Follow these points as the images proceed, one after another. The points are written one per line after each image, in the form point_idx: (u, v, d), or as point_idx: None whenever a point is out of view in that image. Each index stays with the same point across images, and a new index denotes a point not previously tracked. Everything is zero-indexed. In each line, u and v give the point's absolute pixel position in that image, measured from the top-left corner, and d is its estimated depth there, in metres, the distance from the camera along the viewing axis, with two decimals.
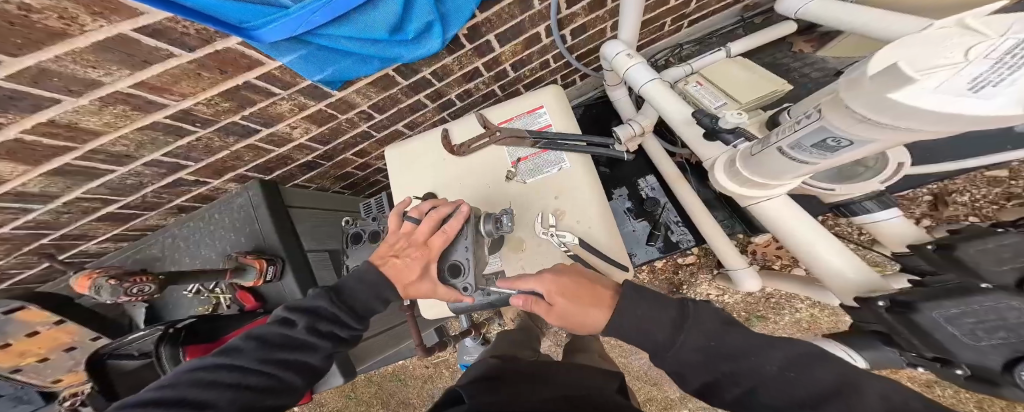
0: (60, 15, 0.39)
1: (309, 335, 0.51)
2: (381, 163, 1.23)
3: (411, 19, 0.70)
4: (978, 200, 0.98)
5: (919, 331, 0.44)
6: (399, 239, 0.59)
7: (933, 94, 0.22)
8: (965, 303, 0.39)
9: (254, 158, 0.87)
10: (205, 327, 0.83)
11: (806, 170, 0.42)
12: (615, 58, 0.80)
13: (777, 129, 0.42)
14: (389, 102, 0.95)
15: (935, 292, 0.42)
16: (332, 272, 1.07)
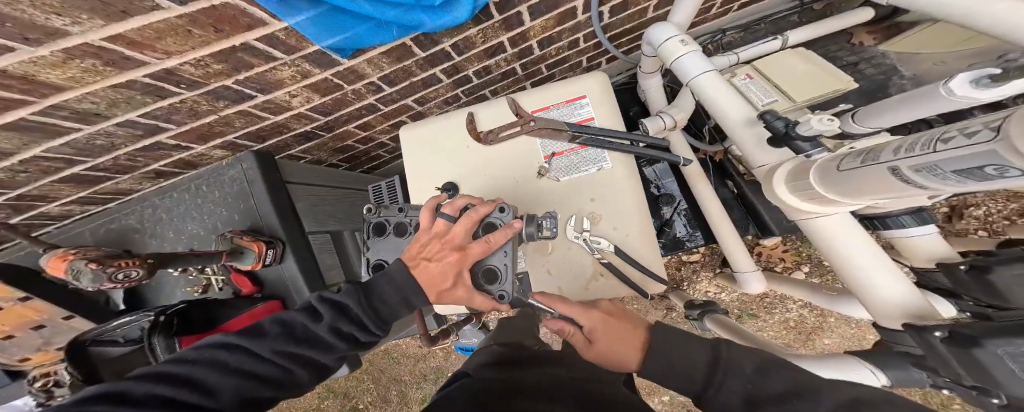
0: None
1: (330, 334, 0.45)
2: (385, 139, 1.13)
3: None
4: (992, 215, 0.99)
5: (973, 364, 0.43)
6: (432, 241, 0.52)
7: None
8: None
9: (246, 124, 0.76)
10: (199, 315, 0.74)
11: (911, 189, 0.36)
12: (665, 44, 0.72)
13: (894, 142, 0.35)
14: (402, 74, 0.85)
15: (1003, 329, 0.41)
16: (337, 255, 1.01)
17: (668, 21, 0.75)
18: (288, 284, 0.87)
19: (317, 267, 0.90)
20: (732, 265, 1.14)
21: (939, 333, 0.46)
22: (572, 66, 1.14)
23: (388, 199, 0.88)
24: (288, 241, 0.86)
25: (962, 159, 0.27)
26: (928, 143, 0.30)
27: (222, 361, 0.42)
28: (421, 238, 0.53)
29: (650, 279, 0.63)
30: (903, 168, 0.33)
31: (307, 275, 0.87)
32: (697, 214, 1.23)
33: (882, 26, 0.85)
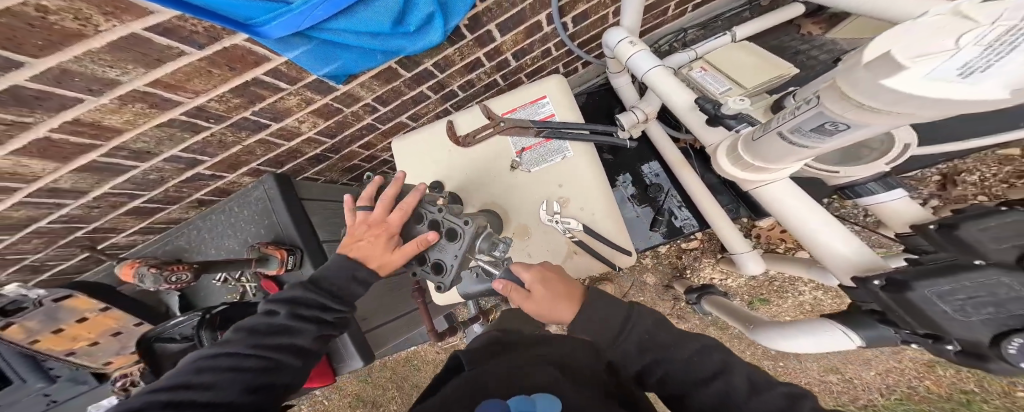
0: (75, 16, 0.40)
1: (291, 319, 0.57)
2: (386, 155, 1.25)
3: (412, 11, 0.71)
4: (988, 179, 0.96)
5: (912, 310, 0.43)
6: (357, 227, 0.65)
7: (927, 77, 0.21)
8: (956, 280, 0.39)
9: (265, 151, 0.89)
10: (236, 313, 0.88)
11: (806, 152, 0.42)
12: (618, 46, 0.81)
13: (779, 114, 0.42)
14: (393, 94, 0.96)
15: (929, 270, 0.42)
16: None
17: (619, 26, 0.83)
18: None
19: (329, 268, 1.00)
20: (728, 248, 1.14)
21: (877, 280, 0.48)
22: (550, 74, 1.22)
23: None
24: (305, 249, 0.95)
25: (811, 119, 0.35)
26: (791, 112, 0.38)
27: (210, 365, 0.51)
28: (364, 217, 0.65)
29: (618, 252, 0.69)
30: (785, 132, 0.39)
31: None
32: (688, 200, 1.26)
33: (822, 18, 0.93)
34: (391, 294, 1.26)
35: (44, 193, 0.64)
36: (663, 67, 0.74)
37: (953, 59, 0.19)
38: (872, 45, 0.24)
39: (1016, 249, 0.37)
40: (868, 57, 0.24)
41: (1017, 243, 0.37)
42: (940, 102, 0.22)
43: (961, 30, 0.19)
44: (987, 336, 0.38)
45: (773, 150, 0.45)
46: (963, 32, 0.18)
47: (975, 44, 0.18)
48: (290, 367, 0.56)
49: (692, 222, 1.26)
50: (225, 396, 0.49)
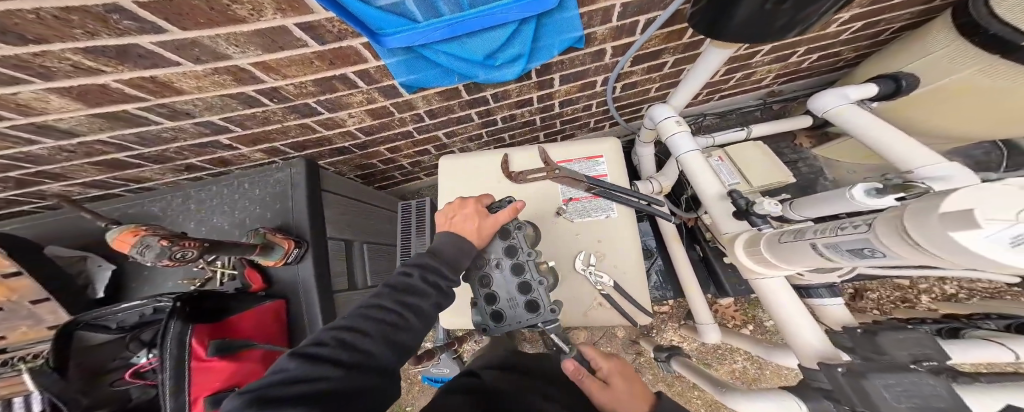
0: (251, 6, 0.41)
1: (419, 281, 0.51)
2: (405, 160, 1.23)
3: (505, 49, 0.76)
4: (883, 299, 1.30)
5: (864, 399, 0.49)
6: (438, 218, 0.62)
7: (987, 237, 0.29)
8: (902, 375, 0.47)
9: (297, 134, 0.82)
10: (211, 301, 0.74)
11: (820, 262, 0.55)
12: (664, 121, 0.97)
13: (813, 228, 0.55)
14: (444, 111, 0.98)
15: (874, 366, 0.50)
16: (345, 265, 1.01)
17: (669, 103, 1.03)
18: (300, 284, 0.91)
19: (323, 270, 0.91)
20: (695, 317, 1.32)
21: (837, 366, 0.58)
22: (581, 125, 1.36)
23: (415, 218, 1.08)
24: (311, 243, 0.89)
25: (853, 242, 0.47)
26: (835, 230, 0.50)
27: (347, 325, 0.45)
28: (463, 218, 0.62)
29: (640, 312, 0.77)
30: (819, 244, 0.52)
31: (319, 278, 0.89)
32: (668, 267, 1.43)
33: (817, 132, 1.18)
34: None
35: (31, 129, 0.52)
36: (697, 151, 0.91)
37: (1012, 228, 0.28)
38: (953, 197, 0.31)
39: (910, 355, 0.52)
40: (945, 207, 0.31)
41: (911, 351, 0.52)
42: (972, 257, 0.30)
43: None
44: None
45: (798, 253, 0.57)
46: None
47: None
48: (416, 328, 0.49)
49: (666, 289, 1.43)
50: (367, 357, 0.43)
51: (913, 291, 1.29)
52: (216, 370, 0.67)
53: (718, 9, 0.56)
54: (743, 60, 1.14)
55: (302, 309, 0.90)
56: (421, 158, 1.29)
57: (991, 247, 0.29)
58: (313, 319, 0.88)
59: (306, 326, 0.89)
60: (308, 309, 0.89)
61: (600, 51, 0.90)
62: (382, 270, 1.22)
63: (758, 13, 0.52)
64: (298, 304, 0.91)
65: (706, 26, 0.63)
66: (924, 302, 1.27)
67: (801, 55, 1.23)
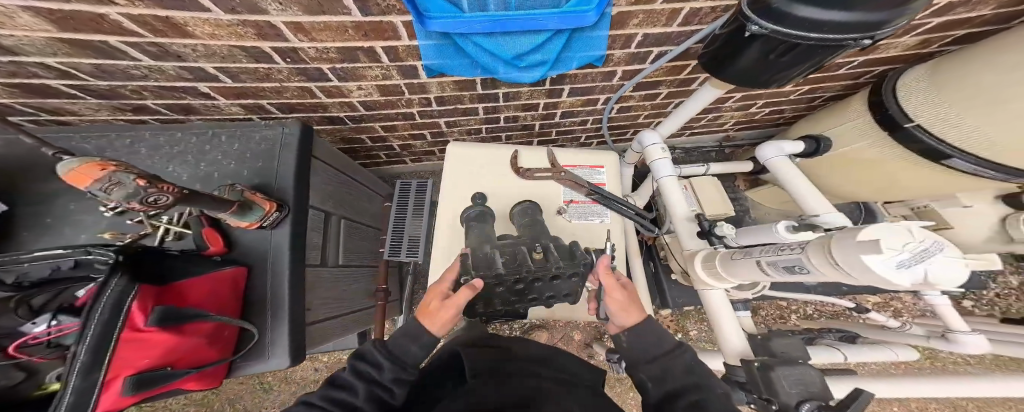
0: None
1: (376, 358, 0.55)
2: (394, 140, 1.23)
3: (531, 52, 0.77)
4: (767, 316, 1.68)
5: (771, 387, 0.75)
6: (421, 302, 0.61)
7: (883, 260, 0.50)
8: (796, 368, 0.75)
9: (293, 96, 0.83)
10: (155, 262, 0.60)
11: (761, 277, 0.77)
12: (651, 147, 1.15)
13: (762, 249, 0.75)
14: (453, 99, 1.00)
15: (779, 362, 0.77)
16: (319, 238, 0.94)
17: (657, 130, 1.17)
18: (270, 252, 0.80)
19: (298, 241, 0.81)
20: None
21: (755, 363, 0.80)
22: (573, 138, 1.47)
23: (412, 201, 0.90)
24: (294, 210, 0.81)
25: (790, 260, 0.69)
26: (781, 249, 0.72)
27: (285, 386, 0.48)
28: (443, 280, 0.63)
29: None
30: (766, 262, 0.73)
31: (294, 248, 0.80)
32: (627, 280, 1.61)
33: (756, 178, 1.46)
34: (343, 288, 1.07)
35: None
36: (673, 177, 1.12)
37: (896, 257, 0.50)
38: (868, 231, 0.52)
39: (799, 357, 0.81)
40: (862, 237, 0.52)
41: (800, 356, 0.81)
42: (870, 273, 0.52)
43: (905, 244, 0.50)
44: (793, 399, 0.72)
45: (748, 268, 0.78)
46: (907, 245, 0.50)
47: (908, 252, 0.50)
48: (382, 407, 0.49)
49: None
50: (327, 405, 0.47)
51: (787, 310, 1.69)
52: (147, 344, 0.53)
53: (730, 50, 0.65)
54: (720, 102, 1.31)
55: (267, 281, 0.78)
56: (413, 142, 1.29)
57: (887, 268, 0.50)
58: (280, 295, 0.77)
59: (270, 302, 0.77)
60: (275, 282, 0.78)
61: (611, 73, 0.96)
62: (354, 249, 1.17)
63: (757, 59, 0.63)
64: (264, 275, 0.79)
65: (715, 61, 0.71)
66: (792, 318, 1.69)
67: (758, 107, 1.46)
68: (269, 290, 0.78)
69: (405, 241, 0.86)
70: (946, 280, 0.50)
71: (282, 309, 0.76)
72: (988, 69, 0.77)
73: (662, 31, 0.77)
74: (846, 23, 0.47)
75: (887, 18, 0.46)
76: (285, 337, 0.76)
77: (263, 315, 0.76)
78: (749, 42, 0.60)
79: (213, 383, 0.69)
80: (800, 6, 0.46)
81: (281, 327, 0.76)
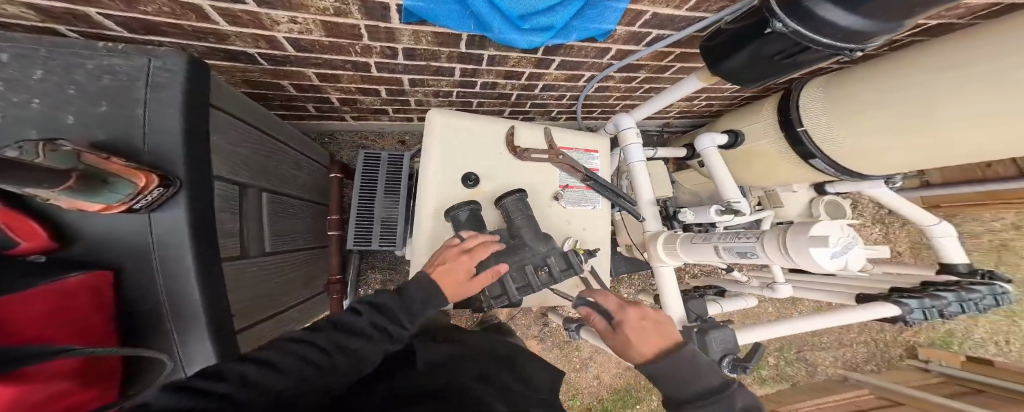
0: None
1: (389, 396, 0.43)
2: (335, 95, 0.97)
3: (540, 13, 0.65)
4: None
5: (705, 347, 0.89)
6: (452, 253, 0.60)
7: (822, 252, 0.68)
8: (724, 330, 0.90)
9: (161, 13, 0.56)
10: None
11: (711, 257, 0.94)
12: (624, 130, 1.17)
13: (718, 234, 0.92)
14: (428, 55, 0.81)
15: (711, 326, 0.92)
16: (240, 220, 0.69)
17: (631, 114, 1.20)
18: (151, 245, 0.50)
19: (208, 232, 0.53)
20: None
21: (693, 327, 0.94)
22: (545, 111, 1.39)
23: (384, 174, 0.72)
24: (188, 185, 0.51)
25: (744, 245, 0.86)
26: (738, 236, 0.89)
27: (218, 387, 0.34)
28: (452, 269, 0.57)
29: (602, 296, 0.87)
30: (723, 247, 0.89)
31: (199, 238, 0.52)
32: None
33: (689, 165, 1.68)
34: (275, 283, 0.84)
35: None
36: (643, 162, 1.18)
37: (830, 249, 0.68)
38: (818, 226, 0.70)
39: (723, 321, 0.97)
40: (814, 232, 0.69)
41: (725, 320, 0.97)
42: (811, 262, 0.70)
43: (839, 235, 0.69)
44: (718, 355, 0.87)
45: (704, 249, 0.93)
46: (841, 236, 0.69)
47: (841, 243, 0.69)
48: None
49: None
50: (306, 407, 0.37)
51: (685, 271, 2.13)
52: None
53: (734, 45, 0.65)
54: None
55: (158, 284, 0.51)
56: (360, 97, 1.02)
57: (824, 258, 0.69)
58: (189, 303, 0.52)
59: (172, 312, 0.51)
60: (176, 287, 0.51)
61: (606, 50, 0.90)
62: (286, 230, 0.92)
63: (757, 60, 0.65)
64: (151, 275, 0.50)
65: (715, 54, 0.70)
66: (687, 277, 2.15)
67: (700, 100, 1.63)
68: (164, 296, 0.51)
69: (377, 227, 0.71)
70: (854, 264, 0.72)
71: (198, 320, 0.52)
72: (871, 90, 0.84)
73: (672, 13, 0.74)
74: (858, 31, 0.50)
75: (883, 32, 0.51)
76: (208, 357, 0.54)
77: (162, 329, 0.51)
78: (759, 38, 0.60)
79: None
80: (830, 6, 0.48)
81: (200, 343, 0.53)
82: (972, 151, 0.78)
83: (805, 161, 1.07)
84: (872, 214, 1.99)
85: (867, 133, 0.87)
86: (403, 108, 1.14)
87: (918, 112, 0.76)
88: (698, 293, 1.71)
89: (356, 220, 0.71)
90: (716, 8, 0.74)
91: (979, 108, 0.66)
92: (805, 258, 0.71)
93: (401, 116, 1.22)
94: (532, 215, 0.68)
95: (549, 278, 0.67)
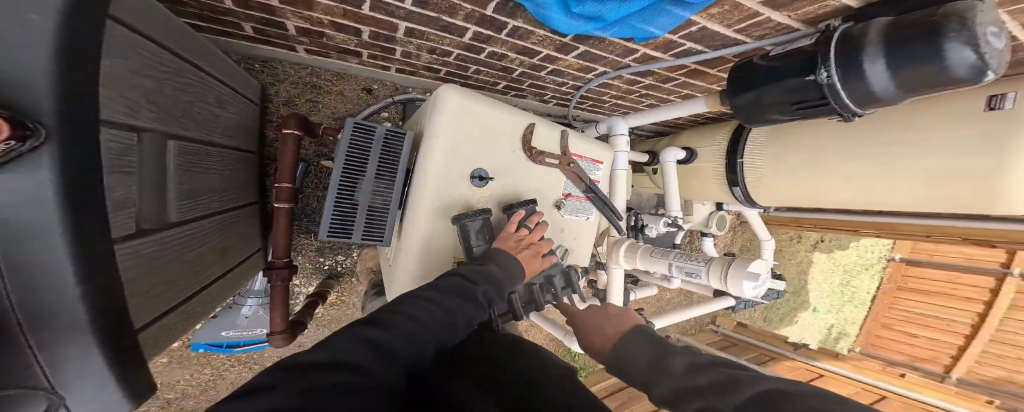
0: None
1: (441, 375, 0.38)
2: (291, 19, 0.71)
3: (596, 1, 0.58)
4: None
5: None
6: (526, 241, 0.63)
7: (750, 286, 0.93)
8: None
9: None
10: None
11: (662, 269, 1.08)
12: (616, 136, 1.18)
13: (676, 253, 1.05)
14: (443, 7, 0.64)
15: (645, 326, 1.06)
16: (148, 183, 0.48)
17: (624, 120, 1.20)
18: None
19: (100, 217, 0.32)
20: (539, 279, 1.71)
21: None
22: (540, 94, 1.31)
23: (378, 151, 0.58)
24: (63, 136, 0.26)
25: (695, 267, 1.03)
26: (690, 258, 1.05)
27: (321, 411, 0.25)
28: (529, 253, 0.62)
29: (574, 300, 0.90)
30: (676, 265, 1.04)
31: (81, 212, 0.28)
32: None
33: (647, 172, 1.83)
34: (184, 260, 0.61)
35: None
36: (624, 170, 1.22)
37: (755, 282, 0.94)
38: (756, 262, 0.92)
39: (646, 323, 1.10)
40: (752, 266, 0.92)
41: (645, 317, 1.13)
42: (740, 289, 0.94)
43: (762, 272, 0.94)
44: None
45: (659, 263, 1.08)
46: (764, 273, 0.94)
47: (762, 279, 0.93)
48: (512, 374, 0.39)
49: None
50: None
51: None
52: None
53: (761, 80, 0.65)
54: None
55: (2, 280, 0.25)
56: (329, 33, 0.77)
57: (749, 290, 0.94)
58: (72, 309, 0.28)
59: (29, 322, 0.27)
60: (36, 287, 0.26)
61: (633, 52, 0.85)
62: (200, 189, 0.67)
63: (772, 102, 0.65)
64: None
65: (738, 82, 0.70)
66: None
67: None
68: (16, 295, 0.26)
69: (361, 216, 0.58)
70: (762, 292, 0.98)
71: (86, 332, 0.29)
72: (812, 130, 0.96)
73: (717, 31, 0.71)
74: (877, 98, 0.53)
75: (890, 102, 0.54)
76: (102, 383, 0.32)
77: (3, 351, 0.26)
78: (790, 78, 0.60)
79: None
80: (879, 66, 0.49)
81: (85, 367, 0.30)
82: (838, 202, 0.99)
83: (727, 185, 1.25)
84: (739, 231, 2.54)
85: (792, 164, 1.01)
86: (378, 55, 0.93)
87: (840, 156, 0.90)
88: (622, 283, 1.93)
89: (334, 204, 0.56)
90: (755, 35, 0.73)
91: (875, 159, 0.84)
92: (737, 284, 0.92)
93: (375, 62, 1.00)
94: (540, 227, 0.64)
95: (553, 296, 0.70)
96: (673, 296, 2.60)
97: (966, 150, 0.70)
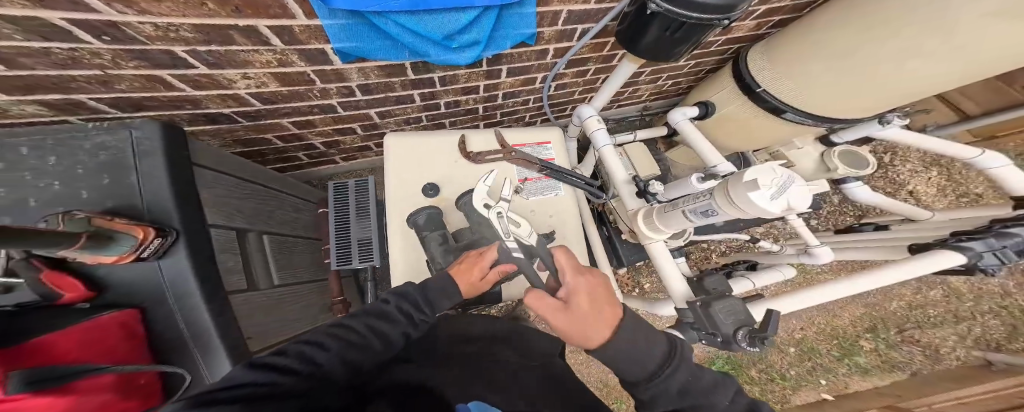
0: None
1: (383, 324, 0.50)
2: (314, 140, 1.09)
3: (462, 32, 0.73)
4: (694, 259, 2.04)
5: (711, 321, 0.77)
6: (483, 225, 0.71)
7: (758, 197, 0.67)
8: (724, 299, 0.79)
9: (136, 89, 0.62)
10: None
11: (683, 224, 0.90)
12: (588, 119, 1.21)
13: (683, 200, 0.87)
14: (382, 88, 0.91)
15: (713, 297, 0.80)
16: (260, 259, 0.73)
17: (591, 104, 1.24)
18: (163, 285, 0.50)
19: None
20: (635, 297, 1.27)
21: (697, 302, 0.81)
22: (517, 118, 1.50)
23: (354, 199, 0.81)
24: (186, 233, 0.51)
25: (702, 205, 0.80)
26: (697, 199, 0.83)
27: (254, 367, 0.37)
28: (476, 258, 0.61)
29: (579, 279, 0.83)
30: (686, 211, 0.85)
31: (204, 276, 0.51)
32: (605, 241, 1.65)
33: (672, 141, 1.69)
34: (292, 312, 0.81)
35: None
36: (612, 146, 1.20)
37: (766, 191, 0.68)
38: (749, 172, 0.69)
39: (718, 307, 0.78)
40: (745, 177, 0.68)
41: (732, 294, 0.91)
42: (754, 209, 0.69)
43: (772, 174, 0.69)
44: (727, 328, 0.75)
45: (674, 217, 0.89)
46: (775, 171, 0.69)
47: (772, 184, 0.68)
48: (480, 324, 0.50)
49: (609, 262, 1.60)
50: (302, 387, 0.39)
51: (709, 250, 2.05)
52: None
53: (639, 27, 0.71)
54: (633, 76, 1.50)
55: (176, 316, 0.49)
56: (340, 139, 1.14)
57: (764, 205, 0.67)
58: (206, 330, 0.50)
59: (191, 337, 0.50)
60: (190, 317, 0.50)
61: (544, 51, 0.98)
62: None
63: (660, 40, 0.71)
64: (166, 301, 0.50)
65: (625, 35, 0.77)
66: (714, 256, 2.06)
67: (667, 79, 1.64)
68: (184, 323, 0.50)
69: (356, 246, 0.78)
70: (802, 203, 0.71)
71: (208, 344, 0.50)
72: (825, 26, 0.88)
73: (583, 8, 0.82)
74: (720, 7, 0.59)
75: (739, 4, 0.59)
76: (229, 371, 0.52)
77: (183, 352, 0.50)
78: (651, 20, 0.67)
79: (148, 388, 0.43)
80: None
81: (221, 366, 0.51)
82: (925, 86, 0.82)
83: (779, 116, 1.07)
84: (959, 172, 1.82)
85: (828, 59, 0.88)
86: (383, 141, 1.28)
87: (881, 29, 0.77)
88: (723, 271, 1.55)
89: (338, 243, 0.79)
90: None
91: (910, 46, 0.74)
92: (751, 206, 0.69)
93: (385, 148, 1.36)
94: (486, 209, 0.73)
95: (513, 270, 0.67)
96: (815, 272, 1.98)
97: (994, 12, 0.60)
